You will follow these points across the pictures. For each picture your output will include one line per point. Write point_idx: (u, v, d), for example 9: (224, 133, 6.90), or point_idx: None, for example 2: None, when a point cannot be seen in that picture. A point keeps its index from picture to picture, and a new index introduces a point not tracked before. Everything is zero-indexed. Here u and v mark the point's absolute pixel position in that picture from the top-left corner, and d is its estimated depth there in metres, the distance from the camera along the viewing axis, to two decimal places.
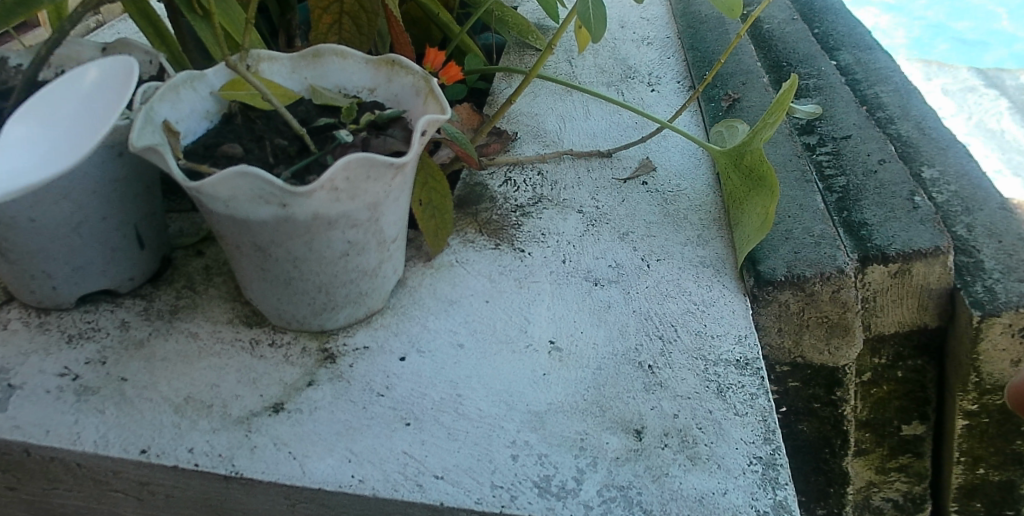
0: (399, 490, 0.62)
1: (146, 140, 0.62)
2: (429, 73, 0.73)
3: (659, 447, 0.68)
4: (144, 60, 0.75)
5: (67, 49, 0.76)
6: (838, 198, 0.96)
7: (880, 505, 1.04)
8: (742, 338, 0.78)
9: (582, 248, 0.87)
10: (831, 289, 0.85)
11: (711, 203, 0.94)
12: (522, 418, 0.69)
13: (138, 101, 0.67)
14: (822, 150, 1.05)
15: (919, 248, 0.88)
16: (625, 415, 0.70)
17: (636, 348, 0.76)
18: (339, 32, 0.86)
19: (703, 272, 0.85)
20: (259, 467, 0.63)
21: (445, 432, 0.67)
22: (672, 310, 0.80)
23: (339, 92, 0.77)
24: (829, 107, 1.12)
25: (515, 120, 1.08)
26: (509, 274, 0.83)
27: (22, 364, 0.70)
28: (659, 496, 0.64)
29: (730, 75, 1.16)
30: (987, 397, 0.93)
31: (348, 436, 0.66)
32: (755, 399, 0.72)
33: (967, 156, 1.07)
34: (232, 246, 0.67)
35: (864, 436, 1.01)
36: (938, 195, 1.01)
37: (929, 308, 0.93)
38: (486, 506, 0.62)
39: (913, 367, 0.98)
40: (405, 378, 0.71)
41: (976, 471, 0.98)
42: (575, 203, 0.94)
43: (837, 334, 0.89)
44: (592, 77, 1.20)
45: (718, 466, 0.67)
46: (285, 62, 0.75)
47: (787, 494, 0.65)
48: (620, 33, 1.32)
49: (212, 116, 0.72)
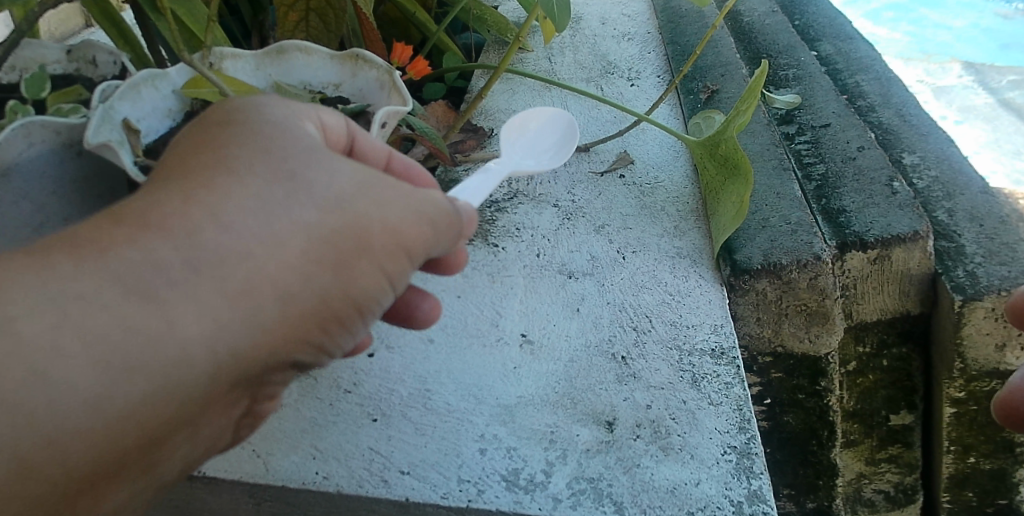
0: (363, 486, 0.62)
1: (101, 137, 0.62)
2: (393, 66, 0.73)
3: (631, 438, 0.67)
4: (108, 61, 0.75)
5: (30, 51, 0.76)
6: (816, 186, 0.96)
7: (871, 498, 1.02)
8: (718, 328, 0.77)
9: (557, 242, 0.86)
10: (808, 276, 0.84)
11: (690, 195, 0.93)
12: (491, 411, 0.68)
13: (96, 100, 0.66)
14: (801, 139, 1.04)
15: (897, 233, 0.87)
16: (597, 407, 0.69)
17: (609, 339, 0.75)
18: (306, 30, 0.86)
19: (679, 262, 0.84)
20: (222, 466, 0.63)
21: (412, 428, 0.66)
22: (647, 301, 0.79)
23: (304, 88, 0.76)
24: (808, 97, 1.11)
25: (491, 117, 1.07)
26: (482, 269, 0.82)
27: None
28: (630, 487, 0.63)
29: (708, 67, 1.16)
30: (974, 383, 0.92)
31: (314, 433, 0.65)
32: (730, 388, 0.71)
33: (948, 142, 1.06)
34: None
35: (853, 427, 1.00)
36: (919, 181, 1.00)
37: (910, 294, 0.92)
38: (452, 500, 0.61)
39: (898, 355, 0.97)
40: (373, 374, 0.70)
41: (967, 460, 0.96)
42: (551, 197, 0.93)
43: (817, 322, 0.88)
44: (570, 73, 1.19)
45: (690, 457, 0.66)
46: (249, 59, 0.74)
47: (762, 484, 0.64)
48: (600, 30, 1.31)
49: (175, 114, 0.72)
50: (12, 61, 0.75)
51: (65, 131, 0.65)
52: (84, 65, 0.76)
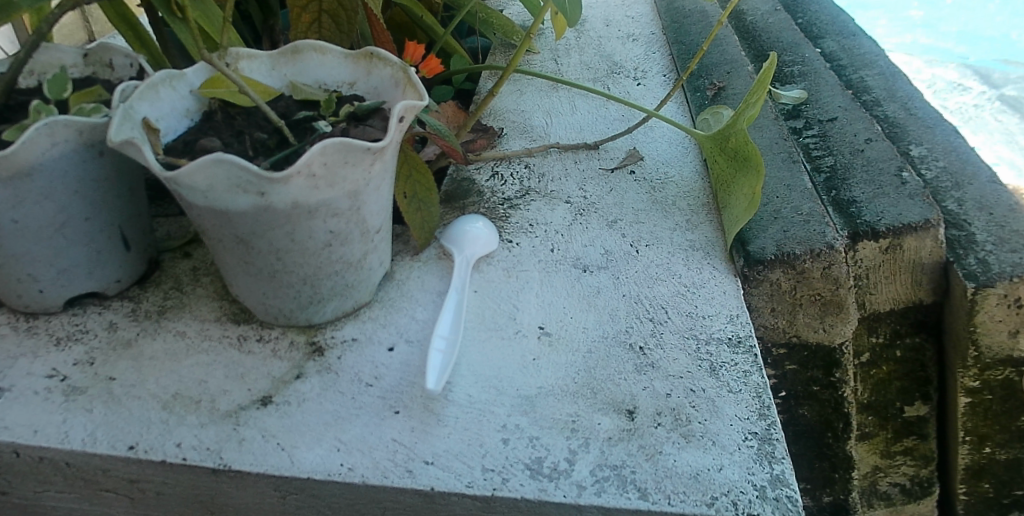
0: (388, 476, 0.62)
1: (123, 135, 0.62)
2: (407, 63, 0.73)
3: (652, 426, 0.67)
4: (124, 63, 0.76)
5: (47, 55, 0.76)
6: (826, 178, 0.96)
7: (887, 491, 1.02)
8: (734, 317, 0.77)
9: (571, 237, 0.87)
10: (822, 265, 0.85)
11: (700, 189, 0.94)
12: (512, 402, 0.68)
13: (116, 100, 0.67)
14: (809, 133, 1.05)
15: (908, 222, 0.88)
16: (617, 396, 0.69)
17: (626, 330, 0.76)
18: (319, 31, 0.86)
19: (693, 255, 0.84)
20: (248, 459, 0.63)
21: (434, 418, 0.66)
22: (662, 292, 0.80)
23: (320, 87, 0.77)
24: (814, 92, 1.12)
25: (501, 117, 1.08)
26: (498, 265, 0.83)
27: (11, 367, 0.70)
28: (653, 473, 0.63)
29: (714, 65, 1.16)
30: (988, 372, 0.92)
31: (337, 426, 0.66)
32: (749, 376, 0.71)
33: (954, 133, 1.07)
34: (214, 240, 0.68)
35: (867, 419, 0.99)
36: (927, 171, 1.01)
37: (922, 283, 0.92)
38: (477, 489, 0.61)
39: (912, 345, 0.97)
40: (394, 367, 0.70)
41: (982, 450, 0.96)
42: (563, 194, 0.93)
43: (831, 312, 0.89)
44: (578, 73, 1.20)
45: (712, 443, 0.66)
46: (264, 60, 0.75)
47: (785, 468, 0.64)
48: (605, 31, 1.32)
49: (193, 114, 0.72)
50: (30, 66, 0.76)
51: (87, 130, 0.66)
52: (102, 68, 0.77)
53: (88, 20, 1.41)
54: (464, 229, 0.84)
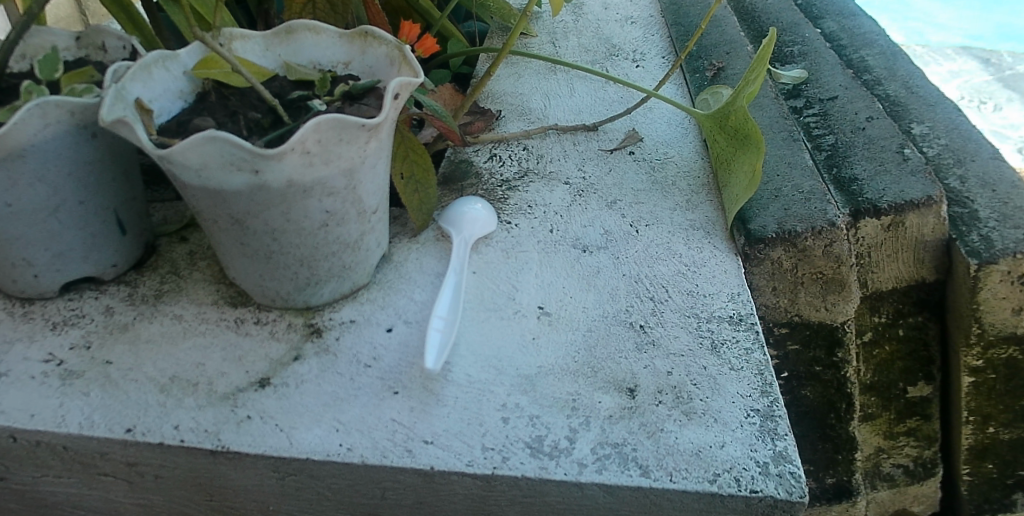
0: (388, 456, 0.62)
1: (116, 114, 0.62)
2: (402, 41, 0.72)
3: (652, 404, 0.66)
4: (118, 46, 0.75)
5: (38, 38, 0.75)
6: (826, 156, 0.96)
7: (890, 472, 1.01)
8: (735, 296, 0.76)
9: (570, 218, 0.86)
10: (823, 243, 0.84)
11: (700, 170, 0.93)
12: (512, 381, 0.68)
13: (109, 80, 0.67)
14: (809, 112, 1.04)
15: (911, 199, 0.87)
16: (617, 374, 0.69)
17: (626, 309, 0.75)
18: (314, 12, 0.85)
19: (693, 234, 0.84)
20: (246, 441, 0.63)
21: (434, 398, 0.66)
22: (663, 271, 0.79)
23: (314, 67, 0.76)
24: (814, 71, 1.11)
25: (499, 100, 1.07)
26: (498, 246, 0.82)
27: (6, 352, 0.70)
28: (655, 451, 0.63)
29: (713, 46, 1.15)
30: (992, 350, 0.91)
31: (335, 406, 0.65)
32: (751, 353, 0.70)
33: (956, 111, 1.06)
34: (209, 221, 0.67)
35: (870, 400, 0.99)
36: (929, 149, 1.00)
37: (925, 261, 0.92)
38: (477, 468, 0.61)
39: (915, 324, 0.96)
40: (392, 348, 0.70)
41: (986, 430, 0.95)
42: (562, 175, 0.93)
43: (832, 290, 0.88)
44: (575, 56, 1.19)
45: (714, 421, 0.65)
46: (259, 40, 0.75)
47: (787, 445, 0.63)
48: (603, 14, 1.31)
49: (187, 95, 0.71)
50: (22, 50, 0.75)
51: (79, 111, 0.65)
52: (94, 51, 0.76)
53: (84, 12, 1.41)
54: (463, 210, 0.83)
